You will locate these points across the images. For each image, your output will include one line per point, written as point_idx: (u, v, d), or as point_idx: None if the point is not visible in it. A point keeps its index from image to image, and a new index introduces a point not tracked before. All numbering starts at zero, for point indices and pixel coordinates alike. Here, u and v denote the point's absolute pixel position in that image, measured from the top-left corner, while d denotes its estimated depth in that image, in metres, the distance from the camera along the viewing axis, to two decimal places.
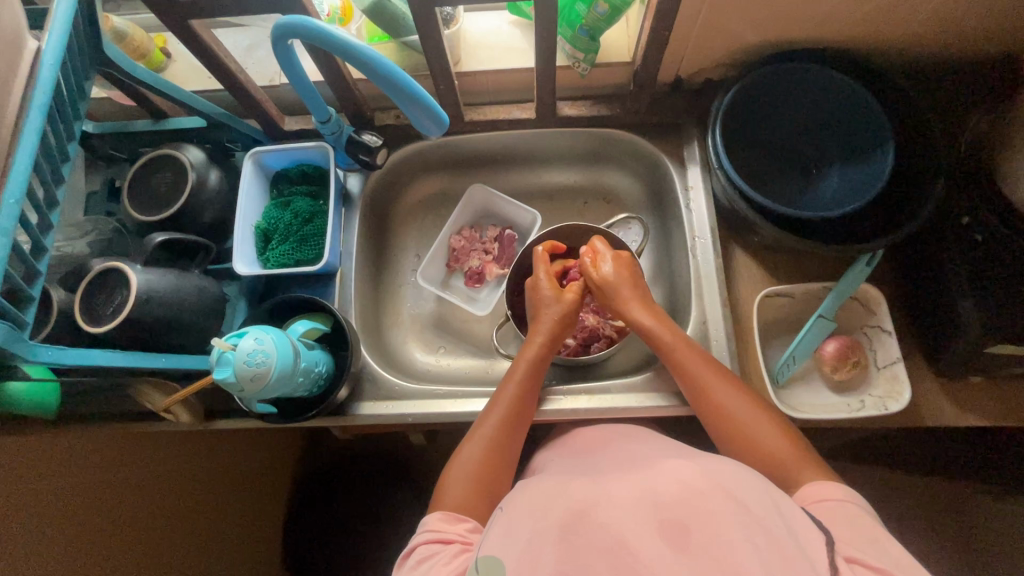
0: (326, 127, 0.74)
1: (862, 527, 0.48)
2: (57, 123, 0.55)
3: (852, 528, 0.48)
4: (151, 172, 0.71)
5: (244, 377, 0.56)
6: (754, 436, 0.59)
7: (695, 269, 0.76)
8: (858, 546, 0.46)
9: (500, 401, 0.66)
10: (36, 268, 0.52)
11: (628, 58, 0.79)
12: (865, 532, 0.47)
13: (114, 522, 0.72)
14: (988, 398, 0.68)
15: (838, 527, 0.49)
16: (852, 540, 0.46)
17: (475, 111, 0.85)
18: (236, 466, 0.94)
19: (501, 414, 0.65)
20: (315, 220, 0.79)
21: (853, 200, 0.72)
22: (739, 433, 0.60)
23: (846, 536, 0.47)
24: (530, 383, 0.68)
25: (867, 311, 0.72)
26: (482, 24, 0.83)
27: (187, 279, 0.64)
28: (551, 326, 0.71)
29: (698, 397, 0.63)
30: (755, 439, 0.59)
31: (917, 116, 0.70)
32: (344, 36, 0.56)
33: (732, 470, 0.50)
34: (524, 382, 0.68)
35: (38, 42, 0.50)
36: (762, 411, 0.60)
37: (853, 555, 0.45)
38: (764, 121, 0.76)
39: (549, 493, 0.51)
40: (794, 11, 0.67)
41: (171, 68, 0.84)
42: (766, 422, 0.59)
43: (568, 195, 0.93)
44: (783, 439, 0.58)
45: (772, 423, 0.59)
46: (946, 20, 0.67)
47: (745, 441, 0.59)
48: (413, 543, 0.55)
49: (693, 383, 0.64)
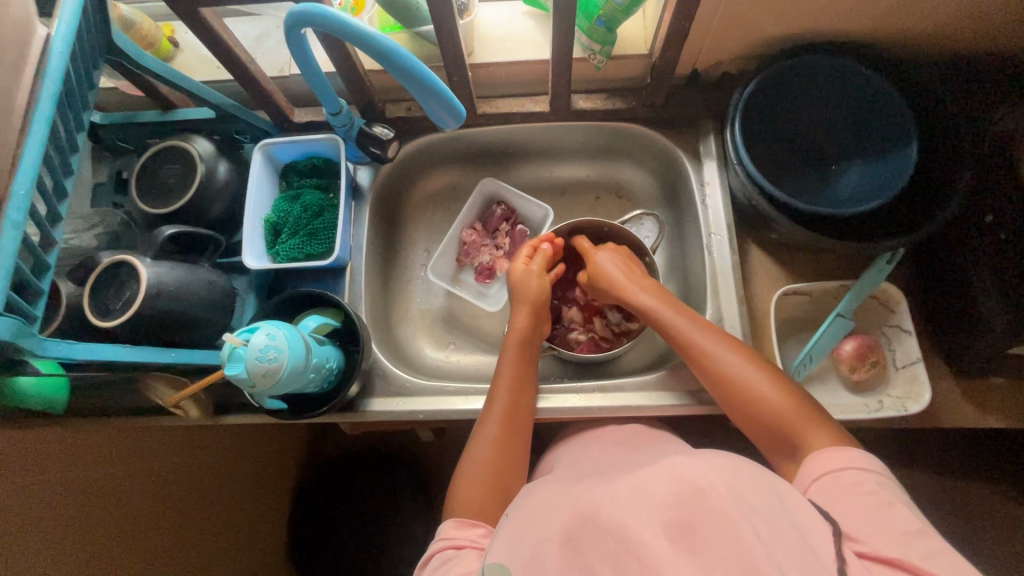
0: (337, 119, 0.73)
1: None
2: (66, 113, 0.53)
3: (871, 519, 0.46)
4: (159, 164, 0.70)
5: (256, 373, 0.55)
6: (758, 394, 0.58)
7: (711, 265, 0.75)
8: (877, 541, 0.44)
9: (495, 398, 0.65)
10: (46, 261, 0.51)
11: (645, 50, 0.78)
12: (886, 525, 0.45)
13: (121, 518, 0.71)
14: (1009, 399, 0.67)
15: None
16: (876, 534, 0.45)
17: (488, 104, 0.83)
18: (242, 462, 0.93)
19: (501, 412, 0.64)
20: (326, 214, 0.77)
21: (874, 197, 0.70)
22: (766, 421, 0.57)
23: (870, 525, 0.46)
24: (520, 378, 0.67)
25: (885, 311, 0.71)
26: (496, 15, 0.81)
27: (197, 273, 0.63)
28: (528, 318, 0.71)
29: (718, 385, 0.61)
30: (758, 397, 0.58)
31: (941, 111, 0.68)
32: (359, 25, 0.54)
33: (734, 461, 0.49)
34: (516, 377, 0.67)
35: (47, 29, 0.49)
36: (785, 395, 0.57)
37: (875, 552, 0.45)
38: (785, 115, 0.75)
39: (565, 494, 0.50)
40: (818, 2, 0.65)
41: (179, 58, 0.83)
42: (750, 376, 0.59)
43: (580, 189, 0.91)
44: (780, 392, 0.58)
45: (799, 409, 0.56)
46: (973, 12, 0.66)
47: (746, 398, 0.58)
48: (429, 552, 0.54)
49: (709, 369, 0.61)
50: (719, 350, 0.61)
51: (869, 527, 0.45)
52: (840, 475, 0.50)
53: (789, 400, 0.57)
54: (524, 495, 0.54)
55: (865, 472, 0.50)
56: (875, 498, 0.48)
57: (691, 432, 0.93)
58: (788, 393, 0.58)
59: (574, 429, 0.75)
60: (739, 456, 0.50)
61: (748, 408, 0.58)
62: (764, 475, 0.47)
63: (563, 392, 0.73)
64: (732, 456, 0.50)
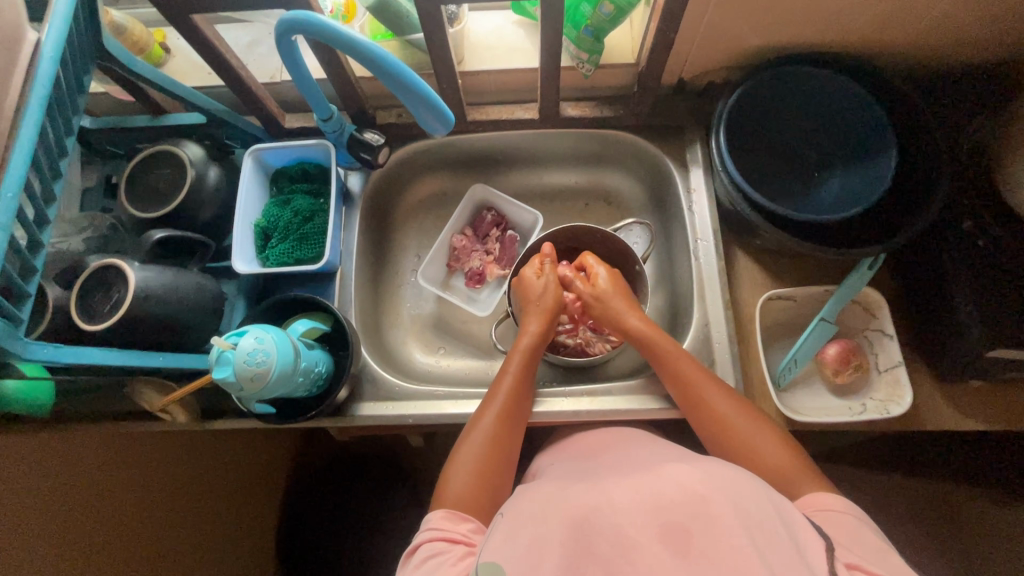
0: (327, 125, 0.73)
1: (868, 538, 0.48)
2: (56, 117, 0.54)
3: (854, 536, 0.48)
4: (149, 169, 0.70)
5: (244, 376, 0.55)
6: (704, 389, 0.63)
7: (698, 270, 0.76)
8: (868, 559, 0.46)
9: (496, 392, 0.66)
10: (32, 265, 0.50)
11: (632, 59, 0.79)
12: (869, 544, 0.47)
13: (107, 520, 0.70)
14: (989, 403, 0.68)
15: (842, 536, 0.48)
16: (856, 549, 0.46)
17: (478, 110, 0.84)
18: (226, 470, 0.91)
19: (500, 404, 0.64)
20: (316, 219, 0.78)
21: (854, 205, 0.72)
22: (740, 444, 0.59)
23: (850, 538, 0.47)
24: (526, 375, 0.68)
25: (868, 315, 0.72)
26: (487, 24, 0.82)
27: (186, 277, 0.64)
28: (539, 316, 0.72)
29: (690, 400, 0.64)
30: (698, 389, 0.63)
31: (917, 118, 0.70)
32: (349, 33, 0.55)
33: (733, 471, 0.49)
34: (519, 372, 0.68)
35: (37, 34, 0.49)
36: (759, 419, 0.60)
37: (855, 561, 0.44)
38: (768, 122, 0.76)
39: (549, 498, 0.51)
40: (800, 14, 0.67)
41: (170, 63, 0.83)
42: (694, 377, 0.64)
43: (568, 196, 0.93)
44: (734, 404, 0.62)
45: (769, 430, 0.59)
46: (950, 26, 0.68)
47: (710, 415, 0.62)
48: (416, 542, 0.54)
49: (683, 388, 0.64)
50: (693, 370, 0.65)
51: (854, 545, 0.47)
52: (826, 500, 0.52)
53: (743, 410, 0.61)
54: (517, 496, 0.54)
55: (846, 502, 0.52)
56: (852, 521, 0.50)
57: (683, 437, 0.94)
58: (747, 411, 0.61)
59: (562, 433, 0.75)
60: (737, 467, 0.51)
61: (696, 404, 0.63)
62: (752, 482, 0.48)
63: (554, 396, 0.74)
64: (722, 464, 0.50)
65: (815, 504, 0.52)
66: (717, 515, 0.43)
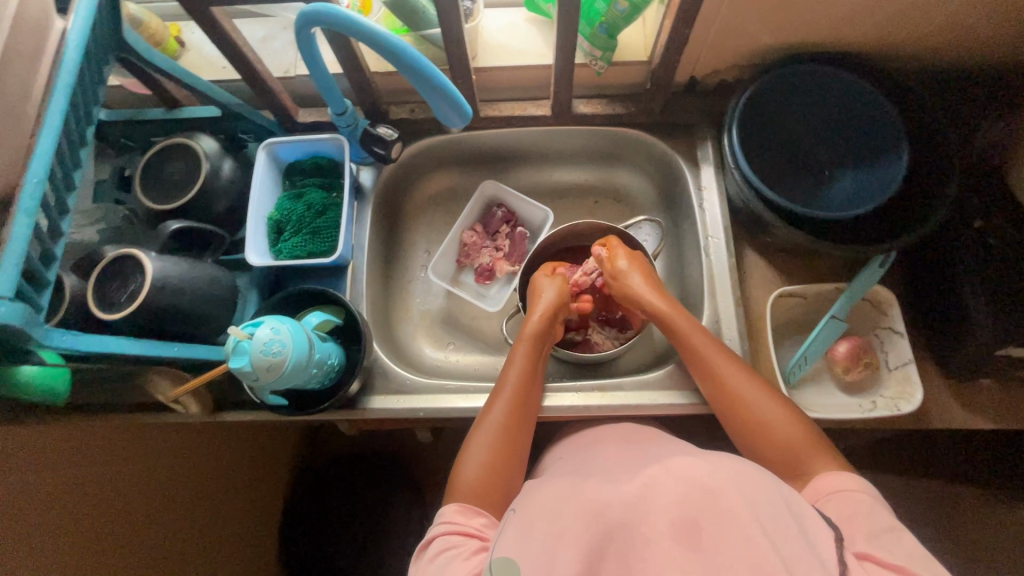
0: (342, 119, 0.74)
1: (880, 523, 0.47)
2: (78, 107, 0.54)
3: (867, 521, 0.48)
4: (162, 161, 0.71)
5: (261, 367, 0.55)
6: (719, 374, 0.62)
7: (708, 267, 0.76)
8: (874, 543, 0.45)
9: (505, 384, 0.66)
10: (53, 252, 0.51)
11: (644, 57, 0.80)
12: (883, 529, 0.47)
13: (115, 516, 0.70)
14: (1001, 401, 0.69)
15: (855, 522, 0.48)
16: (867, 536, 0.46)
17: (490, 107, 0.85)
18: (232, 464, 0.91)
19: (509, 396, 0.64)
20: (329, 213, 0.78)
21: (866, 203, 0.72)
22: (766, 428, 0.58)
23: (863, 528, 0.47)
24: (532, 366, 0.68)
25: (878, 313, 0.73)
26: (500, 22, 0.83)
27: (201, 269, 0.64)
28: (546, 307, 0.72)
29: (715, 389, 0.63)
30: (722, 379, 0.62)
31: (928, 117, 0.71)
32: (370, 26, 0.55)
33: (749, 467, 0.49)
34: (526, 365, 0.68)
35: (63, 23, 0.50)
36: (787, 409, 0.59)
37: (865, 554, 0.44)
38: (779, 118, 0.76)
39: (562, 492, 0.51)
40: (813, 13, 0.68)
41: (185, 57, 0.84)
42: (709, 353, 0.64)
43: (578, 193, 0.93)
44: (766, 395, 0.60)
45: (799, 423, 0.58)
46: (962, 26, 0.68)
47: (737, 403, 0.61)
48: (430, 535, 0.54)
49: (709, 376, 0.63)
50: (713, 355, 0.64)
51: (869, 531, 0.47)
52: (836, 482, 0.52)
53: (777, 406, 0.59)
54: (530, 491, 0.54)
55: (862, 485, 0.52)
56: (870, 500, 0.49)
57: (690, 434, 0.94)
58: (771, 395, 0.60)
59: (572, 429, 0.75)
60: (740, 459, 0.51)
61: (713, 387, 0.63)
62: (761, 472, 0.48)
63: (561, 390, 0.74)
64: (733, 457, 0.51)
65: (831, 487, 0.51)
66: (734, 508, 0.44)
